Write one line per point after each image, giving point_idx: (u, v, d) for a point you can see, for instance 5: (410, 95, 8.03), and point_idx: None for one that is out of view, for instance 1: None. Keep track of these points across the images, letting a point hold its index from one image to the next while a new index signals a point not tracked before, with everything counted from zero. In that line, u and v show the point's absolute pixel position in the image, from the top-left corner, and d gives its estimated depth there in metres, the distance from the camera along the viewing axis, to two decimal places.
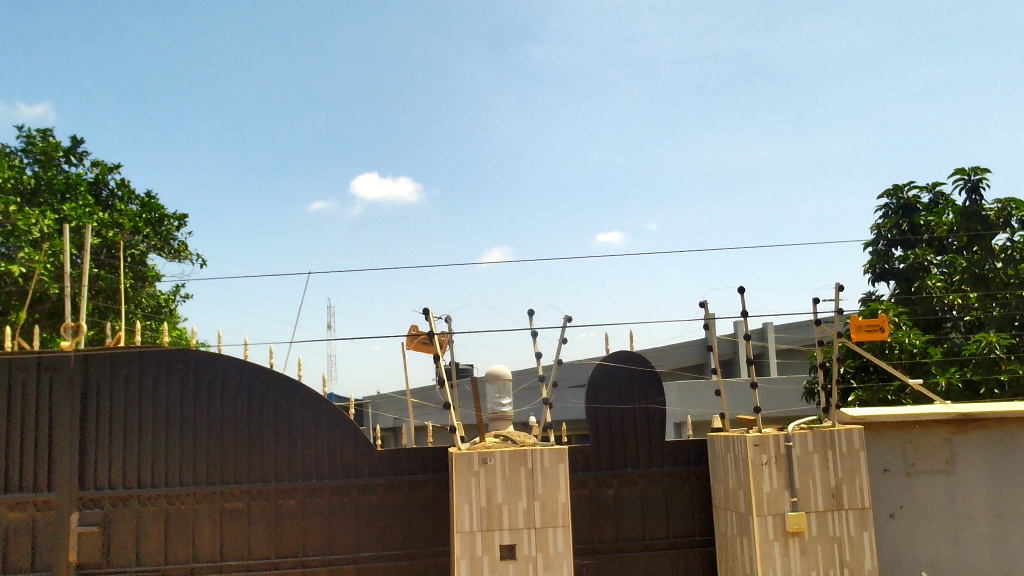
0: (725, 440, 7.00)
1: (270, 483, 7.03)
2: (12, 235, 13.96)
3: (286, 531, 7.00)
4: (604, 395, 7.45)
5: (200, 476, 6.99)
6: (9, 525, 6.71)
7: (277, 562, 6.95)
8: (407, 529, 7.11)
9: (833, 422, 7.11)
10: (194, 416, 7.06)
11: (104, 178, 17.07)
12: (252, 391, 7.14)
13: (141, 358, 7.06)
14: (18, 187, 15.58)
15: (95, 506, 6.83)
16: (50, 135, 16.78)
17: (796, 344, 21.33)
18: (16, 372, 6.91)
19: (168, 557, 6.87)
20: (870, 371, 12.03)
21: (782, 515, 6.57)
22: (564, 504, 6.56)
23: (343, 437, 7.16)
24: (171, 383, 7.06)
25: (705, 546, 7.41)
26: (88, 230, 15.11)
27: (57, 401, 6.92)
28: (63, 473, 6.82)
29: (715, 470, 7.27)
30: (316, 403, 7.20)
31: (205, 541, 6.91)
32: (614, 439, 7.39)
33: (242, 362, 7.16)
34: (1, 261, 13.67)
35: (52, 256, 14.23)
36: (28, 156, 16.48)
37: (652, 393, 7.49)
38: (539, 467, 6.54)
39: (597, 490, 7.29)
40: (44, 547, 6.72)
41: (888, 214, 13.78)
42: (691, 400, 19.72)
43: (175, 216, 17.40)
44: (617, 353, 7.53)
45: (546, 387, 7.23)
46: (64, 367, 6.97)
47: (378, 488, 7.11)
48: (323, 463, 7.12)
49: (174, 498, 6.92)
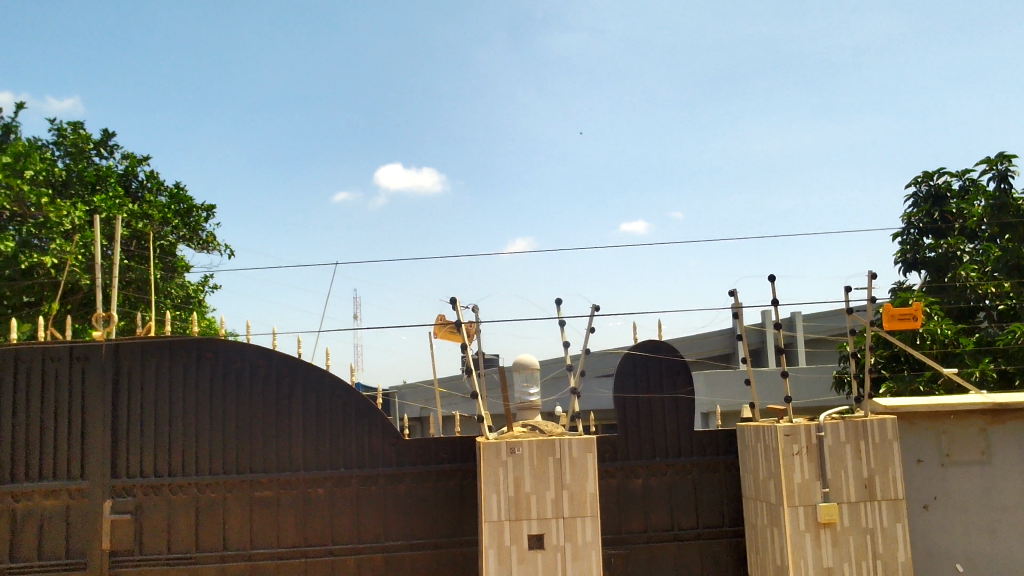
0: (755, 430, 6.91)
1: (298, 472, 7.07)
2: (45, 227, 14.20)
3: (314, 520, 7.04)
4: (632, 383, 7.41)
5: (230, 465, 7.04)
6: (44, 512, 6.81)
7: (306, 550, 6.99)
8: (435, 518, 7.12)
9: (866, 411, 6.99)
10: (224, 405, 7.11)
11: (133, 170, 17.22)
12: (280, 381, 7.17)
13: (171, 347, 7.12)
14: (50, 179, 15.75)
15: (127, 494, 6.91)
16: (80, 128, 16.95)
17: (826, 333, 21.14)
18: (48, 363, 7.00)
19: (200, 546, 6.93)
20: (901, 360, 11.84)
21: (814, 506, 6.49)
22: (592, 494, 6.53)
23: (372, 426, 7.16)
24: (200, 372, 7.12)
25: (735, 538, 7.35)
26: (118, 221, 15.28)
27: (89, 391, 7.00)
28: (96, 462, 6.90)
29: (745, 460, 7.18)
30: (345, 393, 7.22)
31: (235, 529, 6.97)
32: (643, 429, 7.35)
33: (269, 352, 7.18)
34: (35, 251, 13.98)
35: (83, 247, 14.49)
36: (59, 148, 16.66)
37: (681, 382, 7.43)
38: (568, 458, 6.51)
39: (625, 480, 7.26)
40: (78, 534, 6.81)
41: (918, 202, 13.60)
42: (720, 389, 19.63)
43: (203, 206, 17.51)
44: (646, 342, 7.49)
45: (573, 376, 7.11)
46: (96, 357, 7.04)
47: (406, 478, 7.12)
48: (352, 451, 7.14)
49: (205, 486, 6.98)
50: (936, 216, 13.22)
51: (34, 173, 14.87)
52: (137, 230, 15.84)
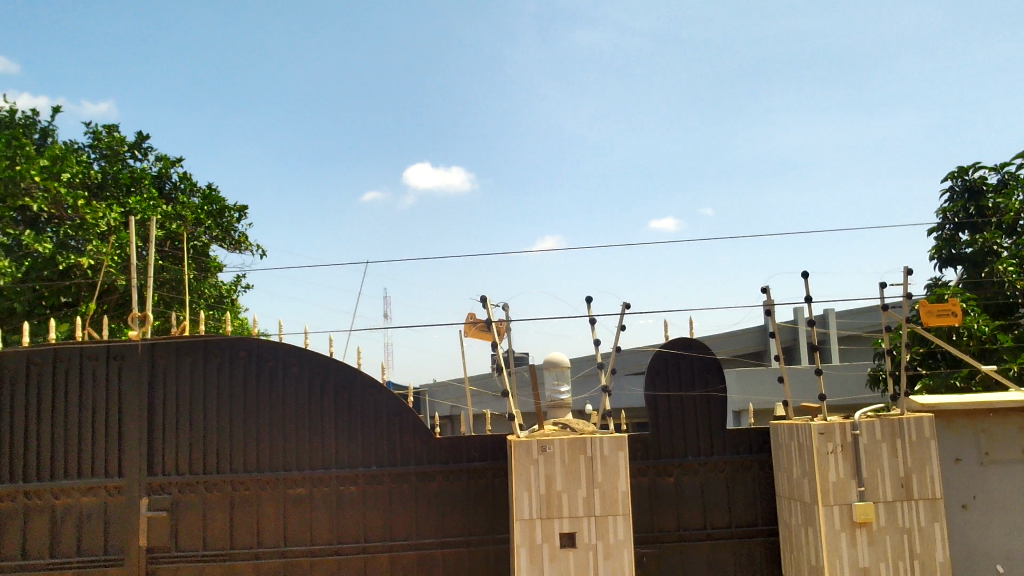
0: (789, 428, 6.84)
1: (331, 469, 7.11)
2: (81, 229, 14.57)
3: (348, 517, 7.08)
4: (663, 381, 7.37)
5: (264, 463, 7.11)
6: (83, 508, 6.93)
7: (338, 547, 7.03)
8: (467, 516, 7.13)
9: (902, 409, 6.89)
10: (257, 403, 7.18)
11: (167, 171, 17.45)
12: (313, 380, 7.22)
13: (204, 346, 7.20)
14: (87, 181, 16.02)
15: (163, 491, 6.99)
16: (115, 131, 17.21)
17: (860, 330, 20.85)
18: (86, 362, 7.12)
19: (235, 543, 7.00)
20: (937, 357, 11.65)
21: (850, 505, 6.41)
22: (624, 493, 6.49)
23: (403, 424, 7.19)
24: (234, 371, 7.19)
25: (769, 537, 7.27)
26: (152, 222, 15.49)
27: (126, 390, 7.10)
28: (133, 459, 7.00)
29: (779, 458, 7.11)
30: (376, 391, 7.25)
31: (270, 526, 7.03)
32: (674, 427, 7.30)
33: (301, 351, 7.23)
34: (71, 252, 14.26)
35: (118, 248, 14.69)
36: (95, 151, 16.94)
37: (713, 379, 7.40)
38: (599, 456, 6.49)
39: (657, 478, 7.22)
40: (116, 531, 6.92)
41: (954, 196, 13.36)
42: (752, 386, 19.45)
43: (235, 207, 17.70)
44: (677, 340, 7.44)
45: (604, 374, 7.06)
46: (132, 356, 7.14)
47: (437, 476, 7.14)
48: (383, 450, 7.17)
49: (239, 483, 7.05)
50: (972, 210, 12.98)
51: (71, 176, 15.13)
52: (170, 231, 16.05)
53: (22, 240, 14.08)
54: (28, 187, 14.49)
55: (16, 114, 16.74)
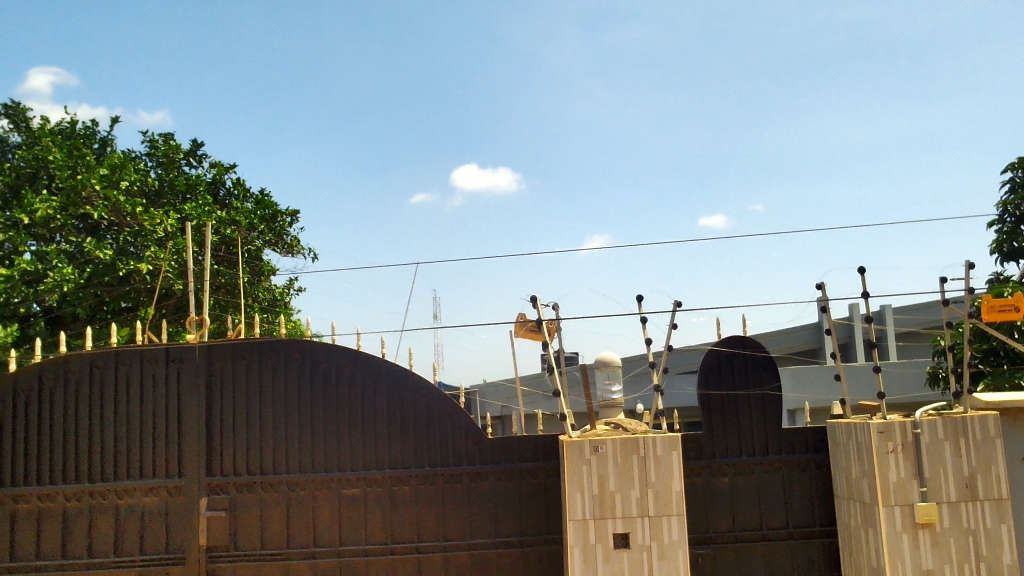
0: (848, 427, 6.70)
1: (384, 470, 7.18)
2: (140, 235, 14.93)
3: (401, 517, 7.14)
4: (717, 380, 7.28)
5: (319, 463, 7.20)
6: (146, 508, 7.11)
7: (393, 547, 7.09)
8: (520, 516, 7.13)
9: (966, 408, 6.69)
10: (311, 404, 7.28)
11: (221, 177, 17.81)
12: (365, 381, 7.29)
13: (260, 349, 7.33)
14: (144, 189, 16.43)
15: (222, 491, 7.12)
16: (171, 139, 17.59)
17: (918, 327, 20.35)
18: (147, 365, 7.28)
19: (291, 542, 7.11)
20: (1000, 355, 11.30)
21: (911, 505, 6.25)
22: (678, 493, 6.43)
23: (455, 424, 7.21)
24: (289, 373, 7.30)
25: (828, 538, 7.13)
26: (208, 228, 15.82)
27: (184, 392, 7.26)
28: (192, 461, 7.14)
29: (836, 458, 6.96)
30: (428, 392, 7.29)
31: (326, 525, 7.12)
32: (729, 426, 7.21)
33: (354, 353, 7.31)
34: (131, 258, 14.67)
35: (176, 253, 14.99)
36: (152, 159, 17.36)
37: (768, 377, 7.27)
38: (652, 456, 6.43)
39: (712, 478, 7.14)
40: (176, 530, 7.07)
41: (1015, 188, 12.96)
42: (806, 385, 19.12)
43: (288, 211, 17.99)
44: (731, 338, 7.34)
45: (657, 374, 6.98)
46: (191, 359, 7.29)
47: (489, 476, 7.15)
48: (436, 450, 7.21)
49: (295, 484, 7.15)
50: None
51: (129, 184, 15.54)
52: (225, 236, 16.36)
53: (84, 246, 14.59)
54: (89, 196, 14.99)
55: (76, 125, 17.25)
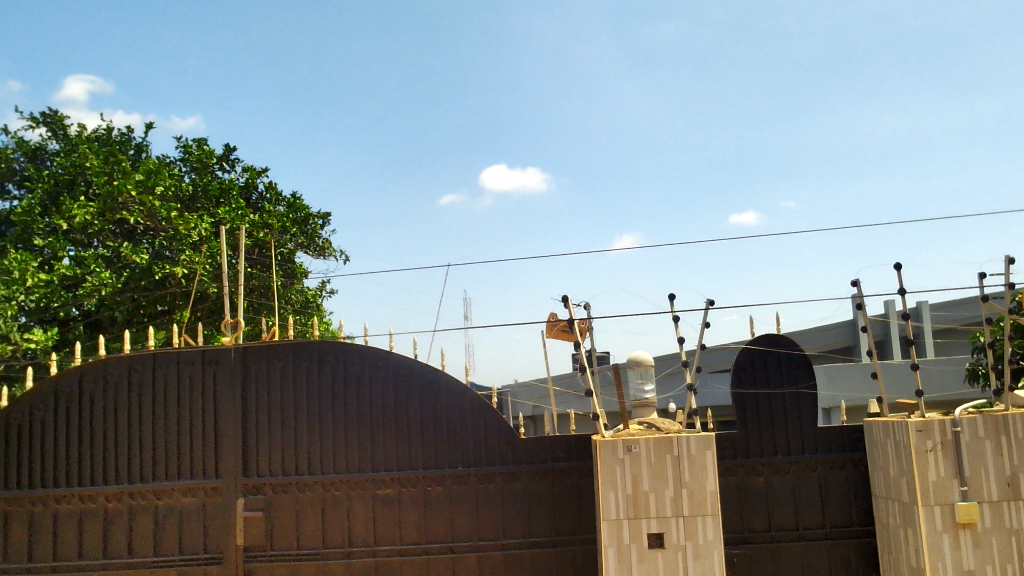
0: (885, 426, 6.60)
1: (417, 470, 7.21)
2: (176, 239, 15.21)
3: (435, 517, 7.16)
4: (750, 379, 7.22)
5: (353, 464, 7.25)
6: (184, 508, 7.21)
7: (428, 547, 7.12)
8: (553, 516, 7.12)
9: (1006, 405, 6.56)
10: (345, 405, 7.33)
11: (254, 182, 17.99)
12: (398, 382, 7.33)
13: (294, 351, 7.39)
14: (179, 194, 16.66)
15: (258, 492, 7.20)
16: (205, 144, 17.81)
17: (957, 323, 20.01)
18: (184, 367, 7.39)
19: (326, 542, 7.16)
20: None
21: (951, 505, 6.15)
22: (713, 493, 6.38)
23: (488, 424, 7.22)
24: (322, 374, 7.37)
25: (866, 538, 7.04)
26: (242, 232, 15.99)
27: (220, 394, 7.34)
28: (229, 462, 7.23)
29: (874, 456, 6.87)
30: (460, 392, 7.31)
31: (360, 525, 7.17)
32: (763, 426, 7.14)
33: (386, 354, 7.35)
34: (167, 263, 14.90)
35: (211, 257, 15.18)
36: (186, 164, 17.58)
37: (802, 376, 7.20)
38: (686, 456, 6.40)
39: (746, 477, 7.08)
40: (214, 530, 7.16)
41: None
42: (842, 383, 18.89)
43: (320, 214, 18.13)
44: (765, 336, 7.27)
45: (690, 372, 6.92)
46: (226, 361, 7.38)
47: (523, 476, 7.15)
48: (469, 450, 7.22)
49: (329, 484, 7.21)
50: None
51: (165, 189, 15.73)
52: (258, 240, 16.53)
53: (121, 251, 14.82)
54: (125, 202, 15.22)
55: (112, 132, 17.53)
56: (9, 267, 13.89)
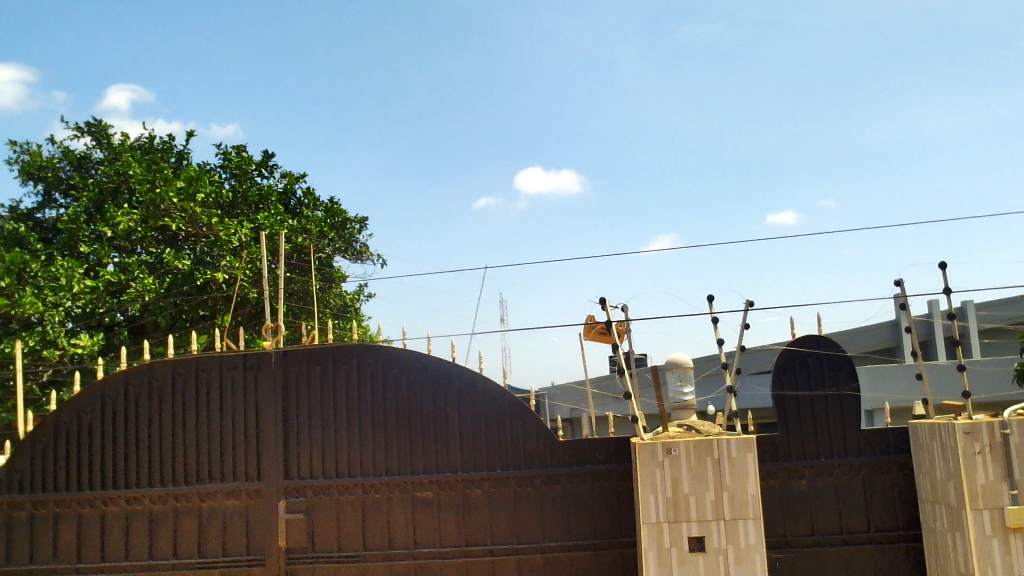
0: (931, 428, 6.47)
1: (456, 473, 7.23)
2: (216, 245, 15.41)
3: (474, 520, 7.17)
4: (791, 380, 7.13)
5: (393, 466, 7.29)
6: (227, 510, 7.30)
7: (467, 549, 7.14)
8: (592, 519, 7.09)
9: None
10: (385, 407, 7.38)
11: (292, 187, 18.20)
12: (436, 385, 7.36)
13: (334, 354, 7.46)
14: (219, 201, 16.92)
15: (299, 494, 7.27)
16: (244, 151, 18.05)
17: (1005, 323, 19.56)
18: (226, 371, 7.49)
19: (366, 545, 7.21)
20: None
21: (1001, 509, 6.02)
22: (754, 496, 6.31)
23: (526, 427, 7.21)
24: (361, 377, 7.42)
25: (912, 542, 6.90)
26: (281, 237, 16.26)
27: (262, 397, 7.43)
28: (271, 465, 7.31)
29: (920, 459, 6.74)
30: (499, 395, 7.31)
31: (400, 528, 7.21)
32: (806, 428, 7.05)
33: (424, 357, 7.38)
34: (208, 268, 15.13)
35: (251, 262, 15.48)
36: (226, 171, 17.83)
37: (844, 378, 7.08)
38: (727, 458, 6.33)
39: (788, 480, 6.99)
40: (256, 532, 7.25)
41: None
42: (886, 385, 18.59)
43: (357, 219, 18.27)
44: (806, 337, 7.17)
45: (730, 374, 6.85)
46: (267, 365, 7.47)
47: (561, 479, 7.13)
48: (508, 453, 7.22)
49: (369, 487, 7.26)
50: None
51: (205, 196, 16.05)
52: (297, 245, 16.74)
53: (164, 257, 15.10)
54: (168, 209, 15.47)
55: (154, 140, 17.85)
56: (57, 275, 14.29)
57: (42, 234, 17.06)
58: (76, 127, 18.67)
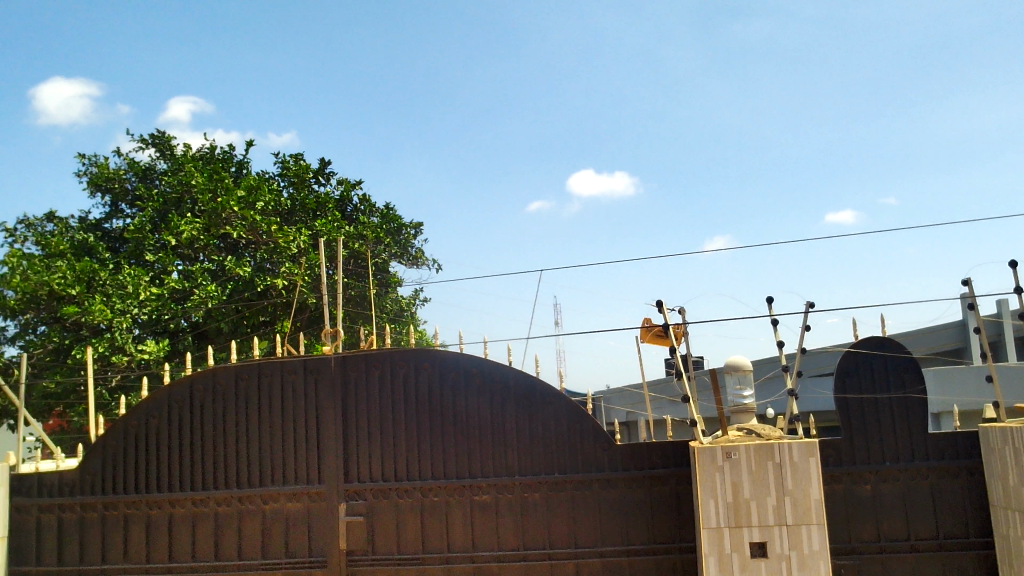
0: (1002, 432, 6.27)
1: (514, 476, 7.24)
2: (275, 252, 15.77)
3: (532, 524, 7.17)
4: (854, 383, 6.97)
5: (451, 470, 7.34)
6: (289, 512, 7.43)
7: (526, 553, 7.14)
8: (652, 523, 7.03)
9: None
10: (442, 411, 7.43)
11: (348, 194, 18.45)
12: (494, 389, 7.38)
13: (392, 359, 7.53)
14: (278, 209, 17.22)
15: (359, 497, 7.36)
16: (301, 160, 18.35)
17: None
18: (287, 376, 7.63)
19: (426, 547, 7.27)
20: None
21: None
22: (818, 501, 6.18)
23: (584, 431, 7.19)
24: (418, 381, 7.49)
25: (985, 550, 6.69)
26: (339, 243, 16.52)
27: (322, 401, 7.55)
28: (331, 468, 7.42)
29: (991, 463, 6.53)
30: (555, 398, 7.30)
31: (458, 532, 7.24)
32: (870, 432, 6.89)
33: (481, 360, 7.41)
34: (268, 275, 15.43)
35: (309, 269, 15.76)
36: (284, 179, 18.16)
37: (910, 380, 6.89)
38: (788, 462, 6.22)
39: (853, 485, 6.84)
40: (318, 534, 7.36)
41: None
42: (954, 388, 18.04)
43: (412, 224, 18.46)
44: (869, 339, 7.02)
45: (791, 377, 6.73)
46: (326, 369, 7.58)
47: (619, 483, 7.09)
48: (565, 456, 7.21)
49: (428, 490, 7.31)
50: None
51: (265, 204, 16.33)
52: (354, 250, 16.99)
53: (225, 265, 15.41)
54: (228, 217, 15.79)
55: (215, 150, 18.28)
56: (123, 283, 14.69)
57: (110, 243, 17.60)
58: (140, 139, 19.21)
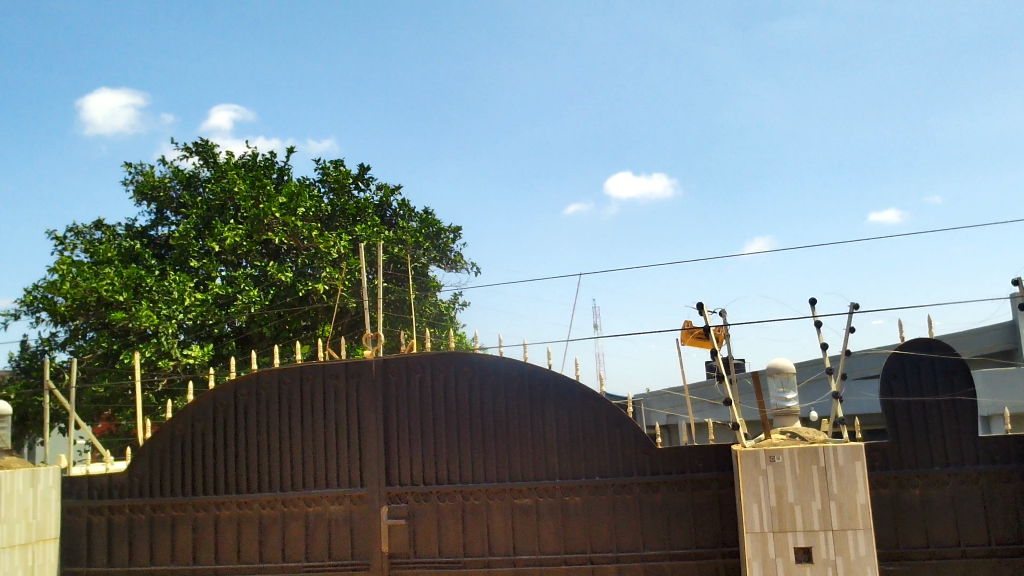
0: None
1: (554, 480, 7.23)
2: (316, 257, 15.89)
3: (573, 528, 7.15)
4: (900, 386, 6.84)
5: (492, 474, 7.35)
6: (332, 515, 7.50)
7: (567, 557, 7.13)
8: (694, 527, 6.97)
9: None
10: (482, 414, 7.45)
11: (388, 199, 18.60)
12: (534, 392, 7.38)
13: (433, 363, 7.56)
14: (319, 215, 17.41)
15: (401, 500, 7.40)
16: (341, 166, 18.54)
17: None
18: (329, 379, 7.71)
19: (467, 551, 7.28)
20: None
21: None
22: (864, 506, 6.07)
23: (624, 434, 7.15)
24: (459, 385, 7.51)
25: None
26: (379, 247, 16.64)
27: (364, 405, 7.62)
28: (373, 470, 7.48)
29: None
30: (595, 402, 7.27)
31: (499, 535, 7.25)
32: (917, 435, 6.76)
33: (521, 363, 7.41)
34: (309, 280, 15.60)
35: (349, 273, 15.89)
36: (325, 185, 18.37)
37: (959, 382, 6.73)
38: (833, 466, 6.12)
39: (900, 490, 6.71)
40: (360, 537, 7.42)
41: None
42: (1003, 390, 17.60)
43: (451, 229, 18.54)
44: (915, 341, 6.88)
45: (835, 380, 6.62)
46: (368, 373, 7.64)
47: (661, 487, 7.04)
48: (606, 460, 7.18)
49: (469, 493, 7.33)
50: None
51: (306, 210, 16.53)
52: (393, 255, 17.12)
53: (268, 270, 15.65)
54: (270, 223, 16.01)
55: (257, 158, 18.56)
56: (169, 288, 15.06)
57: (156, 250, 17.95)
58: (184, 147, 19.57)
